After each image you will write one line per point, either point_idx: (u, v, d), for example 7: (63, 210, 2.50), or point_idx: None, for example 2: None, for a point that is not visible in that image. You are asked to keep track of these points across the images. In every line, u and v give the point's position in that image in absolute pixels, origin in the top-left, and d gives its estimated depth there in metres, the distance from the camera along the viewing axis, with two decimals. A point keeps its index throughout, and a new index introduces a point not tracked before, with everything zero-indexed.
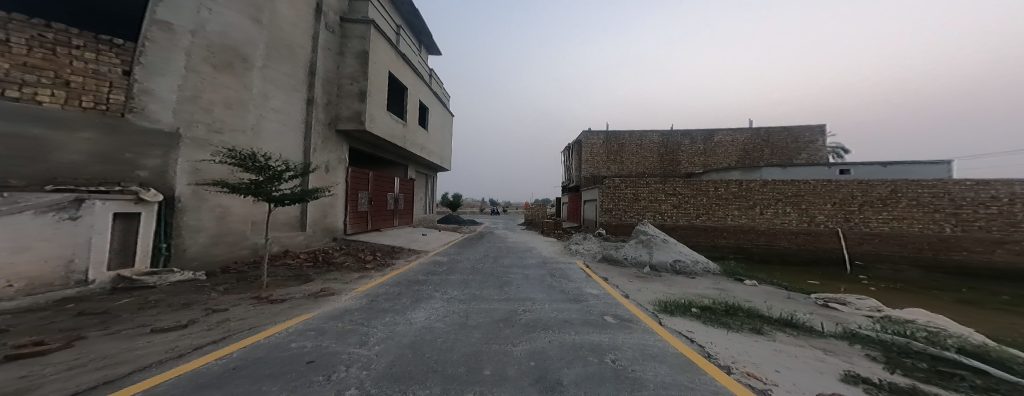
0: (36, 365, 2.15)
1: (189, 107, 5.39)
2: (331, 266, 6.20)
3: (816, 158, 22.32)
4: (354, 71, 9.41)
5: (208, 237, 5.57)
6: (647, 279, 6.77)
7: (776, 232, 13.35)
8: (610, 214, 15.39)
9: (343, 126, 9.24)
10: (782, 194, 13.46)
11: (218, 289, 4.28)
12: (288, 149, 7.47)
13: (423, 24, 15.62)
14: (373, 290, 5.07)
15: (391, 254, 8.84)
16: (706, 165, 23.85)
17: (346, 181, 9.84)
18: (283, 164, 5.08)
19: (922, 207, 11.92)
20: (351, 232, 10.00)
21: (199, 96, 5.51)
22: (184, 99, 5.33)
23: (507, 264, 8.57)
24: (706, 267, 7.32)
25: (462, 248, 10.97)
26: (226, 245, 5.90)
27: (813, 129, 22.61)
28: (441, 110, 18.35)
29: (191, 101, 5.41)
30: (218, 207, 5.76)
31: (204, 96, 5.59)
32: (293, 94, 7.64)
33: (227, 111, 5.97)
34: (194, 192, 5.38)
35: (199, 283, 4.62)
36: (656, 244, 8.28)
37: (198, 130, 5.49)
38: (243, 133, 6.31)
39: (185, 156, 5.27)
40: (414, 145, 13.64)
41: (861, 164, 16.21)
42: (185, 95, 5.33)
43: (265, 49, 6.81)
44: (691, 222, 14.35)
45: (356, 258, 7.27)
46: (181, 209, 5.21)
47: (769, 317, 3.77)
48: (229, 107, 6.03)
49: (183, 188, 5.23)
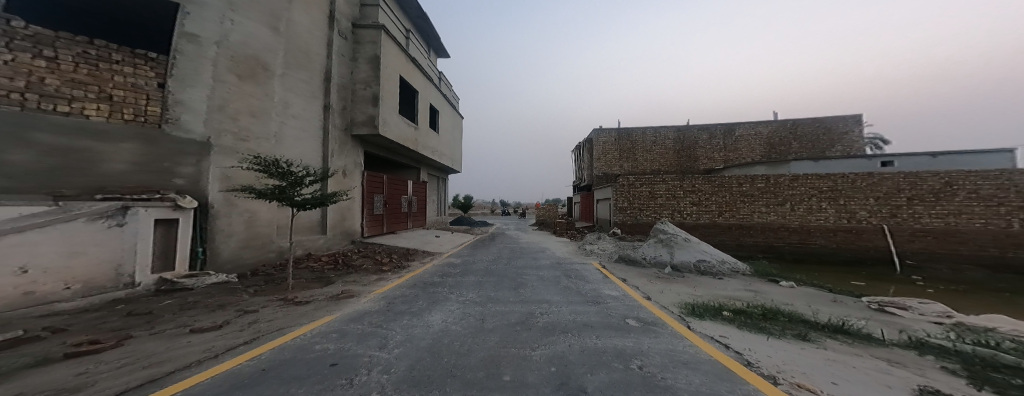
0: (91, 362, 2.18)
1: (218, 117, 5.65)
2: (351, 269, 6.31)
3: (850, 150, 20.83)
4: (367, 76, 9.78)
5: (238, 242, 5.81)
6: (669, 280, 6.43)
7: (810, 229, 12.46)
8: (627, 213, 14.92)
9: (359, 130, 9.53)
10: (815, 189, 12.56)
11: (247, 290, 4.43)
12: (308, 154, 7.73)
13: (431, 28, 15.94)
14: (392, 292, 5.09)
15: (408, 256, 8.94)
16: (727, 160, 22.78)
17: (362, 185, 10.11)
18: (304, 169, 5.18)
19: (983, 200, 10.76)
20: (368, 235, 10.24)
21: (226, 105, 5.78)
22: (213, 109, 5.59)
23: (520, 265, 8.43)
24: (734, 267, 6.85)
25: (477, 250, 10.95)
26: (254, 249, 6.12)
27: (847, 119, 21.11)
28: (451, 112, 18.57)
29: (219, 110, 5.67)
30: (246, 212, 5.99)
31: (230, 106, 5.87)
32: (312, 100, 7.92)
33: (252, 119, 6.24)
34: (224, 198, 5.64)
35: (229, 286, 4.80)
36: (677, 243, 7.87)
37: (226, 139, 5.75)
38: (267, 140, 6.56)
39: (215, 163, 5.52)
40: (426, 148, 13.88)
41: (905, 155, 14.94)
42: (213, 105, 5.59)
43: (284, 58, 7.11)
44: (714, 220, 13.67)
45: (375, 260, 7.38)
46: (214, 214, 5.46)
47: (816, 323, 3.46)
48: (254, 115, 6.31)
49: (215, 194, 5.49)
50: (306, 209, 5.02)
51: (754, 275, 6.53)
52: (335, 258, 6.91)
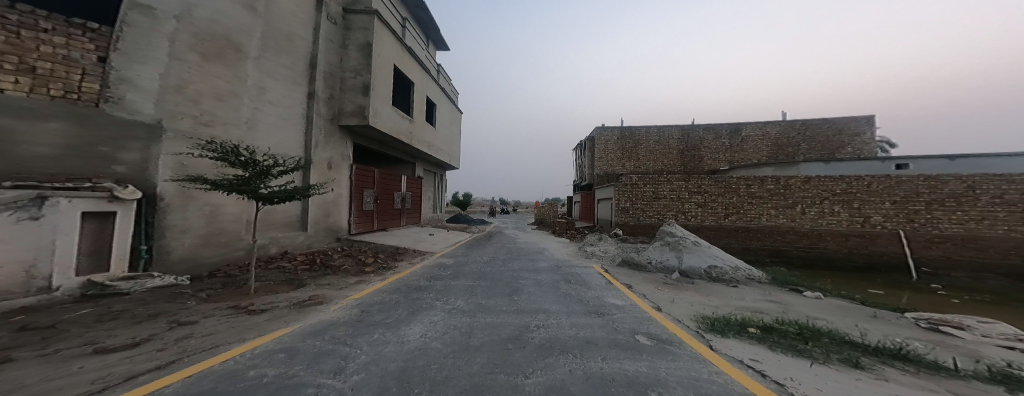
0: None
1: (175, 97, 5.10)
2: (328, 270, 5.71)
3: (858, 152, 20.35)
4: (358, 65, 9.19)
5: (195, 239, 5.27)
6: (678, 288, 5.89)
7: (820, 233, 11.93)
8: (629, 213, 14.34)
9: (347, 122, 8.93)
10: (827, 191, 12.03)
11: (195, 295, 3.84)
12: (286, 144, 7.13)
13: (431, 18, 15.30)
14: (367, 297, 4.49)
15: (395, 256, 8.31)
16: (731, 161, 22.26)
17: (351, 180, 9.49)
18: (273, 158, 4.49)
19: (1007, 205, 10.25)
20: (355, 233, 9.61)
21: (184, 86, 5.21)
22: (168, 89, 5.02)
23: (516, 268, 7.86)
24: (750, 274, 6.24)
25: (470, 251, 10.33)
26: (216, 247, 5.58)
27: (857, 121, 20.60)
28: (450, 107, 17.93)
29: (176, 91, 5.11)
30: (208, 206, 5.48)
31: (191, 86, 5.30)
32: (292, 87, 7.31)
33: (217, 103, 5.68)
34: (181, 188, 5.09)
35: (178, 290, 4.21)
36: (686, 247, 7.28)
37: (184, 122, 5.20)
38: (236, 126, 6.03)
39: (167, 149, 4.96)
40: (422, 142, 13.29)
41: (920, 158, 14.45)
42: (169, 85, 5.03)
43: (260, 39, 6.50)
44: (719, 222, 13.15)
45: (358, 260, 6.78)
46: (165, 208, 4.89)
47: (866, 345, 2.87)
48: (220, 99, 5.74)
49: (166, 184, 4.92)
50: (275, 203, 4.35)
51: (772, 283, 5.93)
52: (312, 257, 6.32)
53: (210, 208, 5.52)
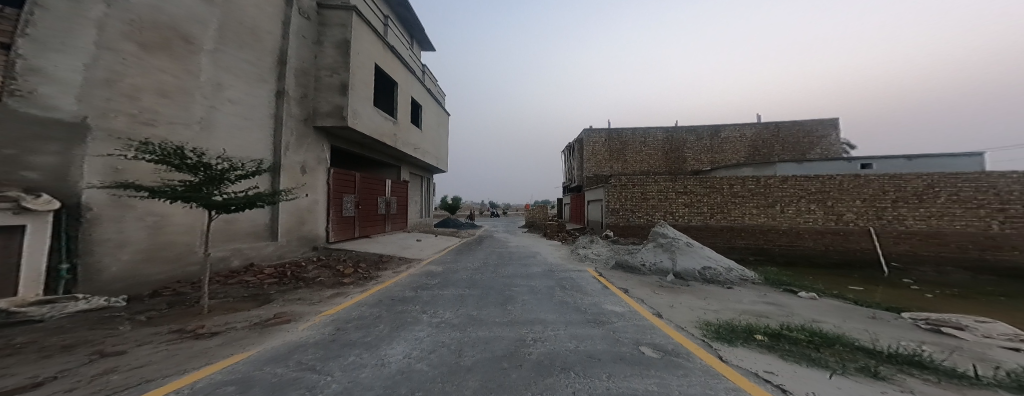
0: None
1: (105, 92, 4.41)
2: (299, 283, 5.16)
3: (829, 152, 21.35)
4: (334, 62, 8.66)
5: (135, 254, 4.64)
6: (675, 291, 5.84)
7: (799, 231, 12.31)
8: (618, 215, 14.39)
9: (322, 122, 8.34)
10: (804, 191, 12.44)
11: (131, 318, 3.26)
12: (249, 146, 6.49)
13: (414, 17, 14.83)
14: (342, 313, 4.01)
15: (378, 265, 7.71)
16: (713, 162, 22.88)
17: (328, 184, 8.88)
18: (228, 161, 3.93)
19: (963, 203, 10.84)
20: (334, 241, 8.98)
21: (117, 79, 4.53)
22: (96, 83, 4.33)
23: (508, 273, 7.55)
24: (743, 274, 6.22)
25: (461, 256, 9.89)
26: (162, 262, 4.97)
27: (825, 123, 21.70)
28: (436, 108, 17.45)
29: (106, 85, 4.42)
30: (150, 216, 4.85)
31: (127, 80, 4.63)
32: (257, 84, 6.70)
33: (161, 100, 5.02)
34: (113, 197, 4.43)
35: (108, 313, 3.59)
36: (679, 249, 7.23)
37: (117, 121, 4.51)
38: (187, 126, 5.36)
39: (95, 151, 4.27)
40: (407, 145, 12.76)
41: (885, 158, 15.26)
42: (97, 78, 4.34)
43: (217, 31, 5.89)
44: (705, 222, 13.39)
45: (334, 270, 6.23)
46: (92, 220, 4.22)
47: (879, 352, 2.75)
48: (165, 95, 5.07)
49: (94, 192, 4.25)
50: (231, 212, 3.82)
51: (766, 283, 5.89)
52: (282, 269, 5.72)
53: (154, 218, 4.86)
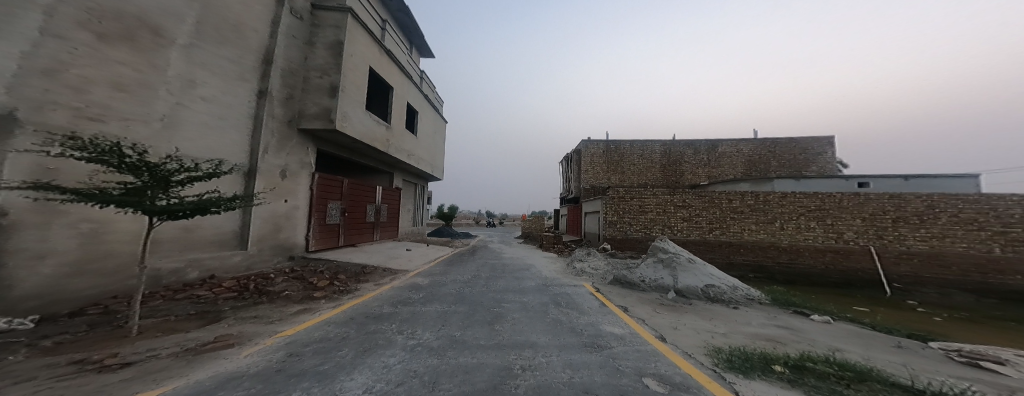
0: None
1: (43, 83, 3.80)
2: (261, 298, 4.61)
3: (825, 170, 21.48)
4: (325, 64, 8.35)
5: (65, 264, 3.92)
6: (677, 311, 5.50)
7: (798, 248, 12.09)
8: (616, 227, 14.12)
9: (308, 125, 7.94)
10: (804, 207, 12.27)
11: (32, 344, 2.68)
12: (220, 148, 5.94)
13: (414, 24, 14.71)
14: (301, 337, 3.50)
15: (359, 276, 7.15)
16: (710, 176, 22.90)
17: (311, 189, 8.43)
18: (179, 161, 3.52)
19: (965, 224, 10.71)
20: (315, 249, 8.46)
21: (60, 70, 3.94)
22: (32, 73, 3.73)
23: (501, 287, 7.10)
24: (749, 293, 5.85)
25: (452, 267, 9.40)
26: (99, 275, 4.26)
27: (820, 142, 21.90)
28: (433, 115, 17.21)
29: (46, 75, 3.83)
30: (85, 223, 4.15)
31: (73, 71, 4.04)
32: (235, 82, 6.28)
33: (115, 94, 4.44)
34: (37, 202, 3.72)
35: (8, 338, 2.90)
36: (680, 265, 6.89)
37: (57, 114, 3.89)
38: (146, 123, 4.78)
39: (22, 148, 3.60)
40: (400, 151, 12.40)
41: (881, 177, 15.28)
42: (34, 67, 3.75)
43: (193, 25, 5.50)
44: (704, 237, 13.14)
45: (305, 282, 5.71)
46: (10, 227, 3.50)
47: (921, 391, 2.35)
48: (121, 89, 4.51)
49: (14, 196, 3.55)
50: (177, 217, 3.42)
51: (774, 304, 5.51)
52: (246, 282, 5.17)
53: (91, 225, 4.22)
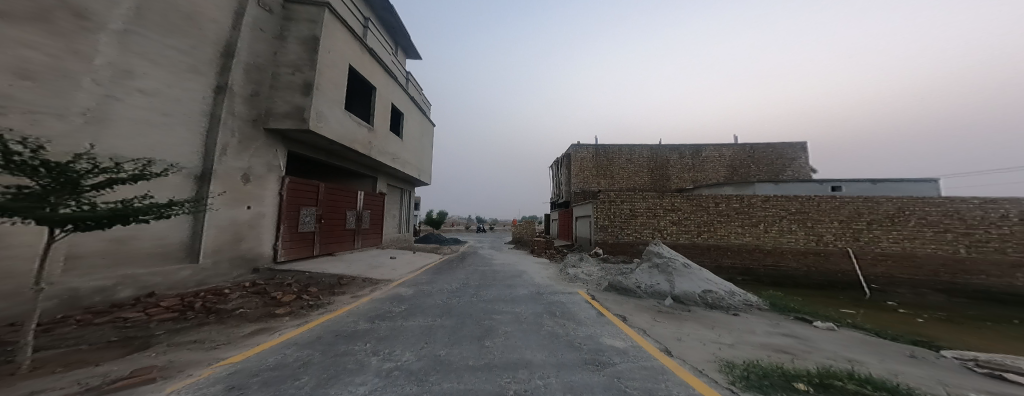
0: None
1: None
2: (206, 319, 4.07)
3: (802, 174, 22.32)
4: (297, 60, 7.77)
5: None
6: (676, 318, 5.25)
7: (782, 251, 12.33)
8: (607, 231, 14.00)
9: (276, 125, 7.29)
10: (786, 210, 12.55)
11: None
12: (163, 148, 5.25)
13: (399, 23, 14.20)
14: (247, 367, 2.94)
15: (333, 287, 6.51)
16: (695, 180, 23.40)
17: (282, 194, 7.73)
18: (92, 160, 3.02)
19: (933, 226, 11.18)
20: (285, 259, 7.75)
21: None
22: None
23: (491, 297, 6.67)
24: (746, 298, 5.68)
25: (438, 275, 8.84)
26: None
27: (796, 147, 22.83)
28: (420, 118, 16.64)
29: None
30: None
31: None
32: (186, 76, 5.62)
33: (21, 83, 3.71)
34: None
35: None
36: (677, 270, 6.70)
37: None
38: (65, 118, 4.06)
39: None
40: (384, 153, 11.78)
41: (854, 181, 15.95)
42: None
43: (131, 10, 4.84)
44: (692, 240, 13.21)
45: (267, 297, 5.09)
46: None
47: None
48: (29, 78, 3.78)
49: None
50: (91, 227, 2.95)
51: (774, 310, 5.35)
52: (192, 300, 4.58)
53: None
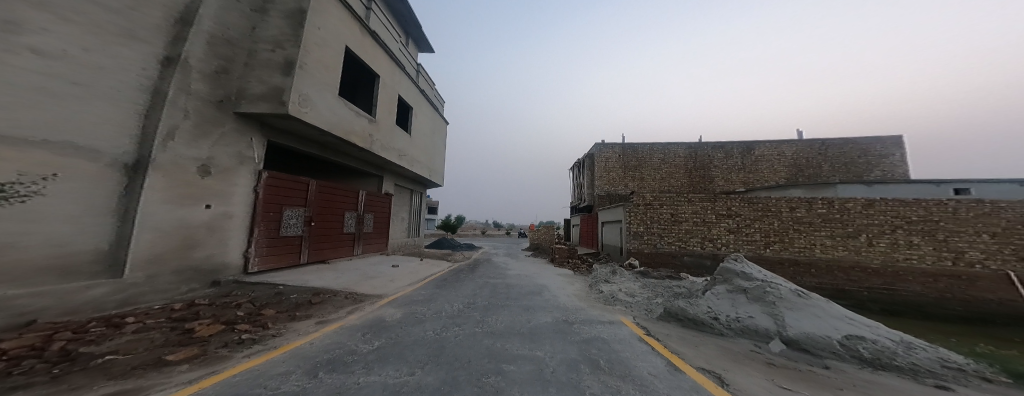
0: None
1: None
2: (37, 376, 2.44)
3: (890, 175, 18.48)
4: (278, 34, 6.50)
5: None
6: (817, 382, 2.97)
7: (897, 271, 9.56)
8: (643, 239, 12.01)
9: (249, 109, 6.01)
10: (902, 218, 9.81)
11: None
12: (76, 124, 3.91)
13: (411, 12, 13.11)
14: None
15: (300, 311, 4.90)
16: (745, 182, 20.33)
17: (257, 191, 6.43)
18: None
19: None
20: (258, 269, 6.40)
21: None
22: None
23: (505, 328, 4.86)
24: (939, 355, 3.30)
25: (441, 290, 7.15)
26: None
27: (882, 143, 19.05)
28: (432, 114, 15.38)
29: None
30: None
31: None
32: (117, 38, 4.34)
33: None
34: None
35: None
36: (784, 300, 4.42)
37: None
38: None
39: None
40: (389, 150, 10.43)
41: (983, 183, 12.43)
42: None
43: None
44: (758, 252, 10.90)
45: (178, 330, 3.45)
46: None
47: None
48: None
49: None
50: None
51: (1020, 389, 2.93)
52: (55, 337, 3.02)
53: None
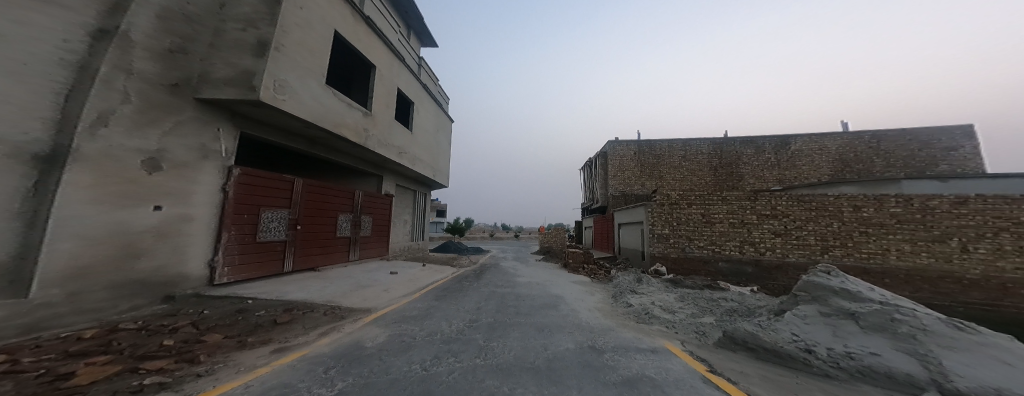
0: None
1: None
2: None
3: (958, 170, 16.07)
4: (249, 11, 5.65)
5: None
6: None
7: (1005, 283, 7.72)
8: (669, 243, 10.54)
9: (211, 94, 5.15)
10: (1010, 220, 7.88)
11: None
12: None
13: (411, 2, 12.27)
14: None
15: (257, 336, 3.80)
16: (781, 179, 18.31)
17: (224, 190, 5.57)
18: None
19: None
20: (225, 280, 5.50)
21: None
22: None
23: (513, 359, 3.63)
24: None
25: (440, 303, 6.04)
26: None
27: (948, 133, 16.60)
28: (436, 111, 14.47)
29: None
30: None
31: None
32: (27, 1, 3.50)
33: None
34: None
35: None
36: (930, 335, 3.11)
37: None
38: None
39: None
40: (388, 146, 9.51)
41: None
42: None
43: None
44: (812, 259, 9.22)
45: (45, 378, 2.34)
46: None
47: None
48: None
49: None
50: None
51: None
52: None
53: None
